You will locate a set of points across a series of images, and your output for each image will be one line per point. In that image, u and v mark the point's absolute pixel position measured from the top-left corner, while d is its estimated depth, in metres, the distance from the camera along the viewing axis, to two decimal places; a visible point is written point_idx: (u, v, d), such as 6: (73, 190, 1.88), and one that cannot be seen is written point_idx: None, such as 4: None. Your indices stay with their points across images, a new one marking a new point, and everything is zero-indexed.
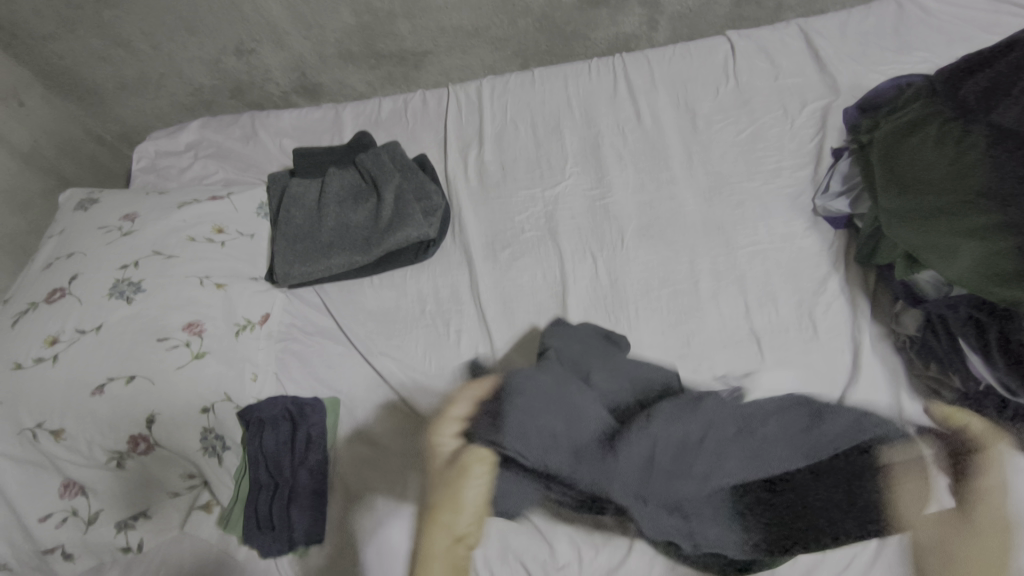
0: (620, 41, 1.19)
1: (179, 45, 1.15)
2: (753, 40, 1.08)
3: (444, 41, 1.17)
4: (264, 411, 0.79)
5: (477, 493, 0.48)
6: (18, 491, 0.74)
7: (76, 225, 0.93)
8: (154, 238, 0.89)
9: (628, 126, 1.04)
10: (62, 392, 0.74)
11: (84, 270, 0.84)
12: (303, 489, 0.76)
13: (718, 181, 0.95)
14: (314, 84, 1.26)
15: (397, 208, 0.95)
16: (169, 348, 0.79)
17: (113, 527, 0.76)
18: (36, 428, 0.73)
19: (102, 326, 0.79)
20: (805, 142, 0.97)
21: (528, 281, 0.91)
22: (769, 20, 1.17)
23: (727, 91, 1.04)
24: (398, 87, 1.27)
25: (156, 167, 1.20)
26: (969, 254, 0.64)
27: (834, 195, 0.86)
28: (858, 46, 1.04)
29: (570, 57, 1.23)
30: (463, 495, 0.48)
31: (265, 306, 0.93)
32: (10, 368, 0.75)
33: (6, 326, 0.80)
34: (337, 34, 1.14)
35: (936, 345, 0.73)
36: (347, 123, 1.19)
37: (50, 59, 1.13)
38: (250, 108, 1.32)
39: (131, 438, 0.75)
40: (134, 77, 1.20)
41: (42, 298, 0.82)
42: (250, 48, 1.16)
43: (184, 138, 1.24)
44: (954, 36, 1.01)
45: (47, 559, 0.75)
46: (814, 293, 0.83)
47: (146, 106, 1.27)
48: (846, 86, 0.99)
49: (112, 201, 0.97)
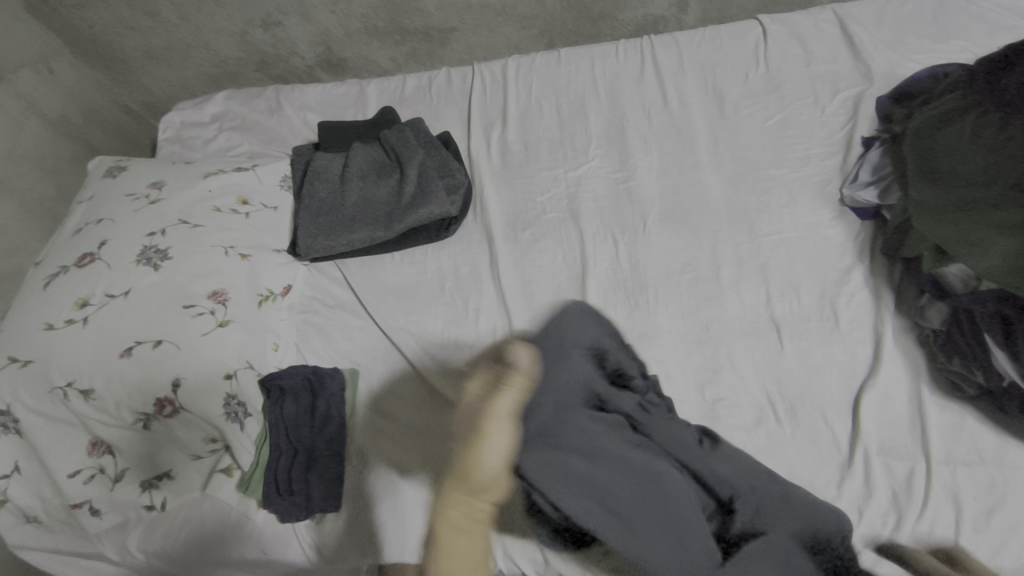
0: (648, 22, 1.18)
1: (206, 15, 1.15)
2: (785, 25, 1.06)
3: (470, 18, 1.16)
4: (286, 380, 0.81)
5: (501, 444, 0.48)
6: (49, 447, 0.77)
7: (105, 191, 0.95)
8: (181, 207, 0.90)
9: (653, 109, 1.03)
10: (92, 354, 0.76)
11: (113, 236, 0.86)
12: (323, 458, 0.79)
13: (744, 168, 0.94)
14: (339, 58, 1.26)
15: (420, 185, 0.95)
16: (196, 315, 0.81)
17: (138, 486, 0.79)
18: (67, 387, 0.75)
19: (130, 292, 0.80)
20: (834, 131, 0.95)
21: (548, 262, 0.92)
22: (802, 5, 1.15)
23: (757, 76, 1.02)
24: (422, 64, 1.27)
25: (182, 137, 1.21)
26: (1003, 249, 0.62)
27: (863, 185, 0.85)
28: (894, 33, 1.01)
29: (597, 37, 1.22)
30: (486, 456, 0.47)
31: (287, 278, 0.94)
32: (41, 328, 0.77)
33: (38, 288, 0.82)
34: (364, 8, 1.13)
35: (959, 339, 0.70)
36: (371, 99, 1.19)
37: (79, 26, 1.14)
38: (275, 82, 1.33)
39: (158, 400, 0.76)
40: (161, 46, 1.21)
41: (73, 262, 0.84)
42: (277, 20, 1.16)
43: (209, 109, 1.24)
44: (995, 26, 0.98)
45: (75, 513, 0.78)
46: (837, 283, 0.82)
47: (174, 76, 1.29)
48: (880, 74, 0.97)
49: (140, 169, 0.98)
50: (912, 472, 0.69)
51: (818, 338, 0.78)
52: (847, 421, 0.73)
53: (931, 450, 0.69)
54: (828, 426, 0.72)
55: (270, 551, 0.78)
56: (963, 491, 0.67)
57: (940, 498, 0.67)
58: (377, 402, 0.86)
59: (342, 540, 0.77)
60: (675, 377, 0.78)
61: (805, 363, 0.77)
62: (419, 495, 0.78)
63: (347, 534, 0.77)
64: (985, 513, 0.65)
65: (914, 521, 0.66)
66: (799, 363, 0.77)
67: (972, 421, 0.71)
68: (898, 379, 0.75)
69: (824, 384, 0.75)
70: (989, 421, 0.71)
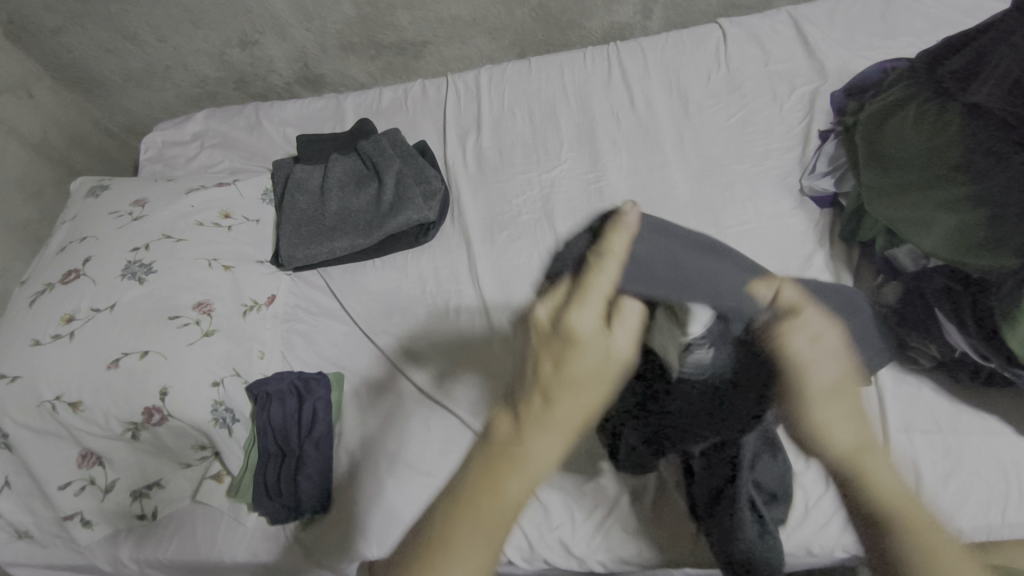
0: (615, 30, 1.22)
1: (184, 37, 1.17)
2: (743, 28, 1.11)
3: (442, 31, 1.20)
4: (271, 386, 0.84)
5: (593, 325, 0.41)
6: (39, 462, 0.77)
7: (88, 210, 0.97)
8: (164, 222, 0.92)
9: (622, 112, 1.07)
10: (79, 367, 0.77)
11: (97, 252, 0.88)
12: (309, 459, 0.80)
13: (708, 164, 0.98)
14: (316, 75, 1.29)
15: (398, 192, 0.98)
16: (181, 325, 0.82)
17: (129, 495, 0.80)
18: (55, 400, 0.76)
19: (115, 305, 0.82)
20: (793, 125, 1.00)
21: (524, 261, 0.94)
22: (760, 8, 1.20)
23: (719, 77, 1.07)
24: (397, 78, 1.31)
25: (163, 156, 1.23)
26: (942, 226, 0.66)
27: (820, 174, 0.89)
28: (845, 32, 1.06)
29: (566, 46, 1.26)
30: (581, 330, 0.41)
31: (271, 288, 0.96)
32: (28, 345, 0.79)
33: (24, 306, 0.84)
34: (338, 26, 1.17)
35: (914, 312, 0.72)
36: (348, 112, 1.23)
37: (58, 52, 1.16)
38: (254, 100, 1.36)
39: (145, 409, 0.77)
40: (140, 69, 1.23)
41: (58, 280, 0.85)
42: (253, 40, 1.19)
43: (190, 128, 1.27)
44: (938, 21, 1.04)
45: (66, 525, 0.79)
46: (799, 269, 0.86)
47: (153, 97, 1.31)
48: (833, 71, 1.02)
49: (123, 188, 1.00)
50: None
51: None
52: None
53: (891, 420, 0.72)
54: None
55: (262, 553, 0.80)
56: (922, 458, 0.70)
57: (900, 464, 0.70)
58: (361, 403, 0.88)
59: (331, 538, 0.79)
60: None
61: None
62: (406, 490, 0.80)
63: (337, 533, 0.79)
64: (942, 477, 0.69)
65: None
66: None
67: (929, 391, 0.74)
68: None
69: None
70: (946, 392, 0.74)
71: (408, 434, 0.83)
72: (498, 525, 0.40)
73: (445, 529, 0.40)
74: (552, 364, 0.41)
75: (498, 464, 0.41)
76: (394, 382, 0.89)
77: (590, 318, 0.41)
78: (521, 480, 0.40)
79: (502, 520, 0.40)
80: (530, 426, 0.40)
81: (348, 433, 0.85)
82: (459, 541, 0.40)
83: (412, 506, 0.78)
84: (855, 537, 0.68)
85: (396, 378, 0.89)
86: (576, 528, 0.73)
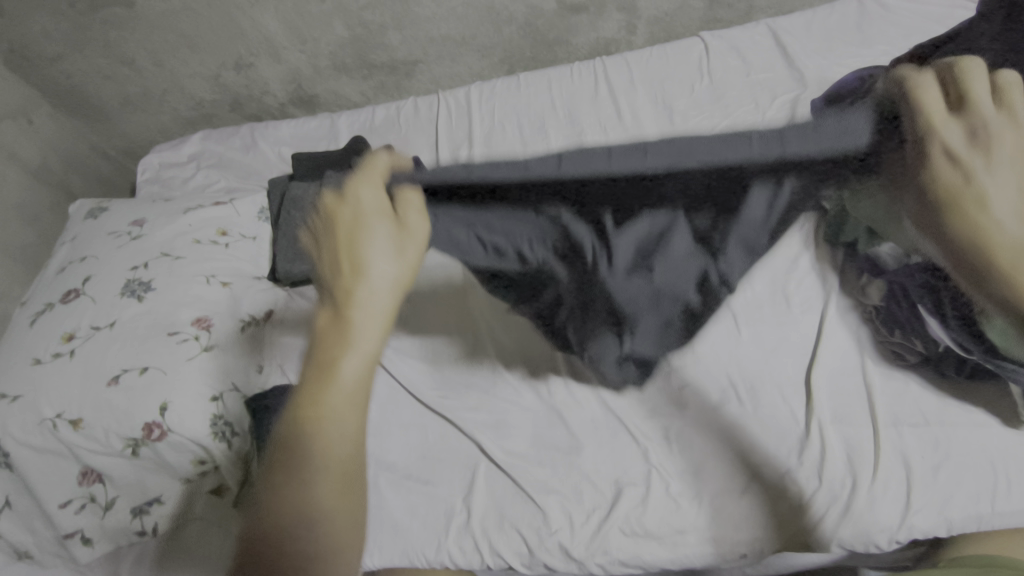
0: (601, 45, 1.26)
1: (180, 61, 1.19)
2: (725, 40, 1.14)
3: (433, 50, 1.23)
4: (273, 398, 0.84)
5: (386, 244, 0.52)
6: (39, 478, 0.77)
7: (87, 231, 0.98)
8: (162, 241, 0.94)
9: (609, 124, 1.10)
10: (79, 385, 0.78)
11: (97, 272, 0.89)
12: None
13: None
14: (310, 95, 1.32)
15: None
16: (181, 341, 0.84)
17: (129, 512, 0.80)
18: (57, 418, 0.77)
19: (115, 323, 0.84)
20: None
21: None
22: (741, 21, 1.24)
23: (702, 88, 1.10)
24: (390, 96, 1.34)
25: (160, 178, 1.25)
26: None
27: None
28: (823, 42, 1.10)
29: (554, 62, 1.29)
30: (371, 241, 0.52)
31: (269, 303, 0.95)
32: (30, 363, 0.81)
33: (25, 326, 0.86)
34: (331, 47, 1.19)
35: (898, 312, 0.74)
36: (342, 130, 1.25)
37: (57, 78, 1.18)
38: (249, 120, 1.38)
39: (146, 424, 0.78)
40: (137, 93, 1.25)
41: (58, 299, 0.87)
42: (248, 62, 1.21)
43: (186, 150, 1.29)
44: (913, 29, 1.07)
45: (67, 543, 0.79)
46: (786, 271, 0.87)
47: (150, 120, 1.33)
48: (813, 79, 1.05)
49: (122, 209, 1.02)
50: (862, 437, 0.74)
51: (772, 323, 0.84)
52: (803, 397, 0.78)
53: (879, 415, 0.75)
54: (786, 402, 0.77)
55: None
56: (910, 449, 0.72)
57: (889, 457, 0.72)
58: None
59: None
60: None
61: (751, 339, 0.82)
62: (406, 500, 0.79)
63: None
64: (932, 468, 0.71)
65: (869, 482, 0.71)
66: (756, 347, 0.82)
67: (915, 386, 0.77)
68: (845, 352, 0.81)
69: (779, 362, 0.80)
70: (931, 385, 0.77)
71: (407, 442, 0.84)
72: (356, 394, 0.54)
73: (313, 413, 0.53)
74: (353, 237, 0.53)
75: (336, 344, 0.54)
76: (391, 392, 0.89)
77: (373, 195, 0.53)
78: (359, 350, 0.54)
79: (351, 393, 0.54)
80: (344, 333, 0.54)
81: None
82: (322, 406, 0.53)
83: (412, 517, 0.78)
84: (849, 531, 0.68)
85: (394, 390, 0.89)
86: (574, 532, 0.73)
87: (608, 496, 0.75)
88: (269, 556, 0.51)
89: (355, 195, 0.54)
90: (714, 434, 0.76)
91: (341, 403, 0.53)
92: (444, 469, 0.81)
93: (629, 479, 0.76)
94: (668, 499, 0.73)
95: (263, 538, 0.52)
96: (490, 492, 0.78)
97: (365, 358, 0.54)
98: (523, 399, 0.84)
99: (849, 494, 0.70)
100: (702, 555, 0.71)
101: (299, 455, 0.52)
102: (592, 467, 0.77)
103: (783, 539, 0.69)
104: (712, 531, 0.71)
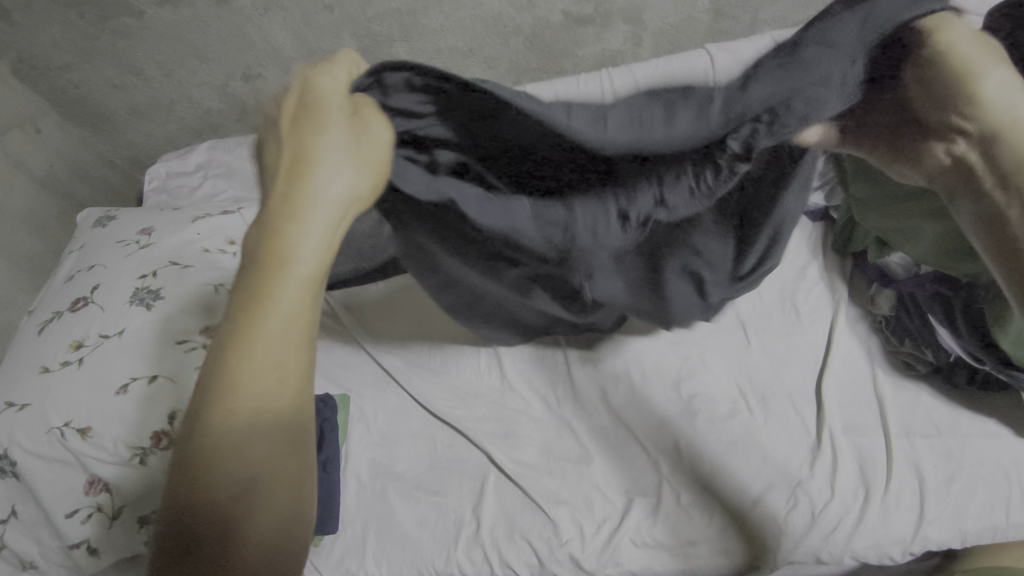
0: (606, 57, 1.27)
1: (189, 71, 1.18)
2: (730, 52, 1.15)
3: (440, 61, 1.23)
4: None
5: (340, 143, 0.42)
6: (45, 488, 0.77)
7: (95, 240, 0.99)
8: (171, 249, 0.94)
9: None
10: (87, 394, 0.78)
11: (105, 280, 0.89)
12: (317, 480, 0.79)
13: None
14: None
15: None
16: (188, 350, 0.83)
17: (135, 522, 0.79)
18: (64, 426, 0.77)
19: (124, 331, 0.83)
20: None
21: None
22: (745, 33, 1.25)
23: None
24: None
25: (168, 187, 1.26)
26: (930, 235, 0.63)
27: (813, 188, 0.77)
28: None
29: (560, 73, 1.30)
30: (322, 142, 0.42)
31: None
32: (38, 372, 0.81)
33: (33, 334, 0.86)
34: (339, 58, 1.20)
35: (909, 322, 0.76)
36: None
37: (66, 88, 1.18)
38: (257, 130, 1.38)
39: (153, 433, 0.77)
40: (145, 102, 1.24)
41: (67, 307, 0.87)
42: (256, 73, 1.21)
43: (194, 159, 1.29)
44: None
45: (73, 554, 0.79)
46: (795, 280, 0.87)
47: (156, 131, 1.33)
48: None
49: (130, 217, 1.02)
50: (875, 449, 0.74)
51: (781, 332, 0.83)
52: (814, 408, 0.77)
53: (890, 426, 0.75)
54: (797, 413, 0.77)
55: None
56: (923, 461, 0.72)
57: (902, 468, 0.72)
58: (369, 425, 0.88)
59: (341, 561, 0.78)
60: (652, 376, 0.80)
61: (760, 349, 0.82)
62: (414, 510, 0.79)
63: (347, 555, 0.78)
64: (945, 479, 0.71)
65: (882, 494, 0.70)
66: (766, 357, 0.81)
67: (927, 396, 0.77)
68: (856, 362, 0.81)
69: (790, 373, 0.80)
70: (941, 396, 0.77)
71: (416, 451, 0.84)
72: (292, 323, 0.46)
73: (243, 350, 0.45)
74: (299, 134, 0.43)
75: (268, 266, 0.45)
76: (400, 402, 0.89)
77: (334, 85, 0.44)
78: (296, 265, 0.45)
79: (288, 321, 0.46)
80: (268, 276, 0.45)
81: (354, 454, 0.85)
82: (245, 364, 0.45)
83: (421, 527, 0.78)
84: (861, 542, 0.69)
85: (404, 399, 0.89)
86: (586, 543, 0.73)
87: (619, 506, 0.75)
88: (222, 543, 0.45)
89: (312, 86, 0.44)
90: (725, 445, 0.74)
91: (269, 374, 0.46)
92: (454, 479, 0.81)
93: (639, 490, 0.75)
94: (680, 509, 0.73)
95: (196, 509, 0.45)
96: (501, 503, 0.78)
97: (302, 287, 0.45)
98: (532, 408, 0.84)
99: (862, 507, 0.70)
100: (713, 567, 0.71)
101: (231, 401, 0.45)
102: (602, 477, 0.77)
103: (795, 551, 0.69)
104: (725, 542, 0.71)
